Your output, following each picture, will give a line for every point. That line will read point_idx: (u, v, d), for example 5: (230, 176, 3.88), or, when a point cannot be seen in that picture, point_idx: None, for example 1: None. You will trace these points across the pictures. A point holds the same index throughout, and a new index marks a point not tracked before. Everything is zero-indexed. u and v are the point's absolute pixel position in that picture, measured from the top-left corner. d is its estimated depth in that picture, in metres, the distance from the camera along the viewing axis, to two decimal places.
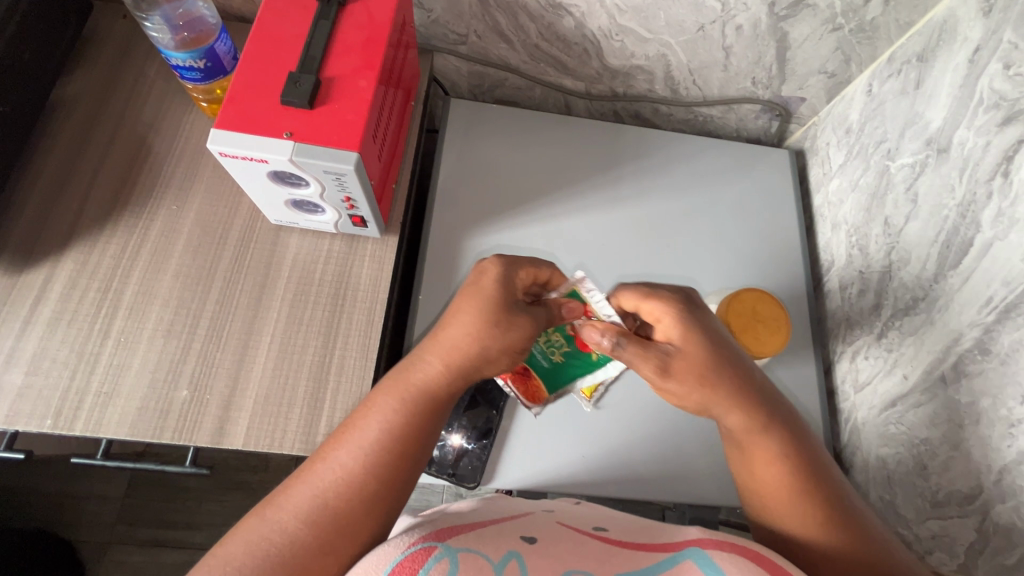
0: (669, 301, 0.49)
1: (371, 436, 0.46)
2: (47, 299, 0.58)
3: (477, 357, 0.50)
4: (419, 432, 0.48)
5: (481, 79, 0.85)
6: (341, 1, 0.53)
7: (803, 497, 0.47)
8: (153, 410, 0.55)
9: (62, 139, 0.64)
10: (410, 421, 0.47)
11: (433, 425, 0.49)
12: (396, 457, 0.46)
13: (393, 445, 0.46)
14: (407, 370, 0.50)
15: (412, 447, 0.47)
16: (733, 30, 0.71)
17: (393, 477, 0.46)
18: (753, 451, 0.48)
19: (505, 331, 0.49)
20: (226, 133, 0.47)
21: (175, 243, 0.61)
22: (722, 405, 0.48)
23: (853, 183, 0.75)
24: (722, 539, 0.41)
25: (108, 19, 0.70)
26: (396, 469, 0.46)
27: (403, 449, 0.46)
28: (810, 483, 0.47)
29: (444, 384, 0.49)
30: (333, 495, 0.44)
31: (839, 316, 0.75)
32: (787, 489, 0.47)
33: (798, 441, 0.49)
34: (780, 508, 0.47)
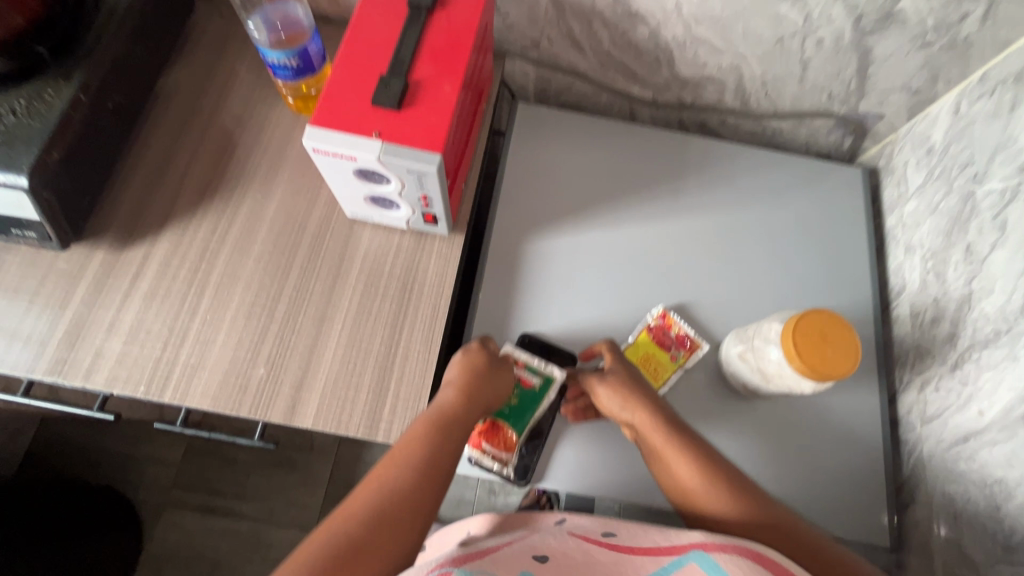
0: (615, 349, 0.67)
1: (407, 452, 0.52)
2: (145, 275, 0.62)
3: (486, 395, 0.60)
4: (450, 449, 0.54)
5: (548, 84, 0.86)
6: (430, 7, 0.55)
7: (725, 484, 0.53)
8: (233, 385, 0.59)
9: (162, 127, 0.69)
10: (440, 441, 0.54)
11: (458, 447, 0.55)
12: (430, 468, 0.51)
13: (433, 454, 0.52)
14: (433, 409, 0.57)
15: (446, 457, 0.53)
16: (814, 44, 0.69)
17: (436, 483, 0.51)
18: (668, 452, 0.57)
19: (496, 373, 0.62)
20: (319, 129, 0.50)
21: (259, 230, 0.65)
22: (647, 415, 0.59)
23: (932, 206, 0.72)
24: (727, 541, 0.42)
25: (206, 17, 0.76)
26: (435, 480, 0.51)
27: (441, 463, 0.52)
28: (728, 472, 0.54)
29: (461, 413, 0.57)
30: (388, 497, 0.48)
31: (907, 343, 0.72)
32: (706, 480, 0.54)
33: (712, 451, 0.57)
34: (711, 491, 0.53)
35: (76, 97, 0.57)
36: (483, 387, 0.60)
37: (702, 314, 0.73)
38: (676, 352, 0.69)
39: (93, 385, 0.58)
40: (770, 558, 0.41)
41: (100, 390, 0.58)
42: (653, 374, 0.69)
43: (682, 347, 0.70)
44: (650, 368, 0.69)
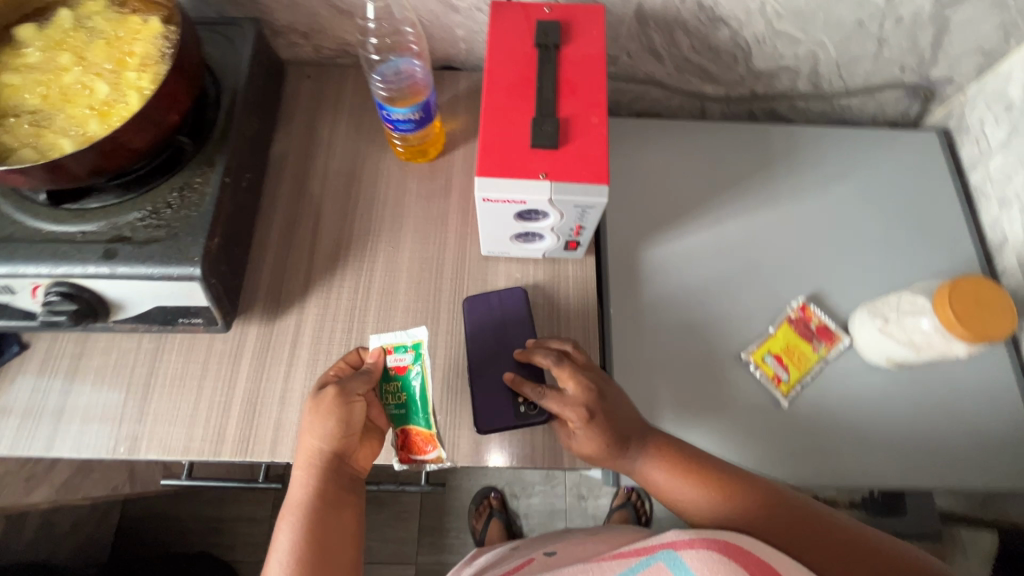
0: (569, 370, 0.56)
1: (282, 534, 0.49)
2: (302, 342, 0.64)
3: (328, 448, 0.53)
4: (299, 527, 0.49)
5: (622, 95, 0.88)
6: (558, 44, 0.57)
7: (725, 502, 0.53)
8: (415, 435, 0.60)
9: (281, 195, 0.71)
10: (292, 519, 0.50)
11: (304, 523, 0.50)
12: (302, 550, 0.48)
13: (306, 541, 0.49)
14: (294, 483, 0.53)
15: (323, 545, 0.49)
16: (893, 21, 0.72)
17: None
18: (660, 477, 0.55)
19: (337, 417, 0.53)
20: (488, 180, 0.51)
21: (399, 281, 0.67)
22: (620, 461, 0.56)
23: (1023, 159, 0.75)
24: (693, 535, 0.45)
25: (297, 82, 0.77)
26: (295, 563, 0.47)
27: (304, 549, 0.48)
28: (723, 482, 0.54)
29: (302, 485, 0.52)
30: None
31: (1022, 293, 0.75)
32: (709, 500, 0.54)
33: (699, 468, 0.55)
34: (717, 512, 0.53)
35: (223, 182, 0.59)
36: (323, 442, 0.53)
37: (823, 295, 0.75)
38: (818, 344, 0.72)
39: (281, 457, 0.59)
40: (738, 546, 0.44)
41: (287, 461, 0.59)
42: (797, 363, 0.71)
43: (823, 338, 0.72)
44: (795, 358, 0.70)
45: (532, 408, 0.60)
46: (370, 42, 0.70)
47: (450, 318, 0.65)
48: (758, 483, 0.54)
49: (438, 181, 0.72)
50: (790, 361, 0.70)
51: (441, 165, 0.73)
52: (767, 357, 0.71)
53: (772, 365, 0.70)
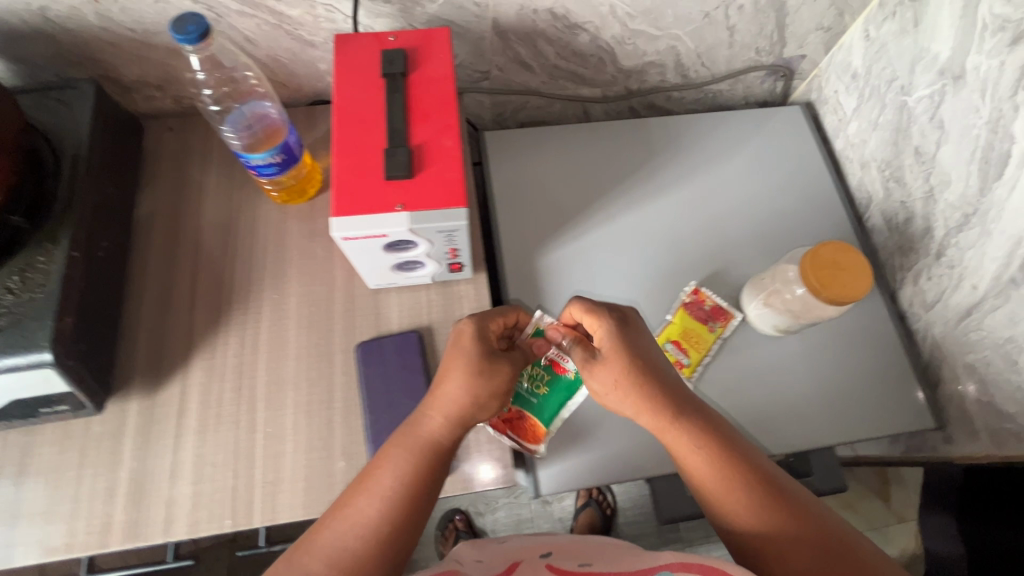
0: (602, 317, 0.59)
1: (384, 480, 0.51)
2: (189, 409, 0.61)
3: (472, 405, 0.55)
4: (420, 480, 0.52)
5: (504, 107, 0.89)
6: (404, 72, 0.57)
7: (740, 489, 0.51)
8: (318, 487, 0.58)
9: (152, 258, 0.67)
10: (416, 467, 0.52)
11: (428, 476, 0.53)
12: (408, 500, 0.50)
13: (411, 492, 0.51)
14: (417, 423, 0.55)
15: (426, 493, 0.52)
16: (736, 11, 0.76)
17: (413, 521, 0.50)
18: (680, 440, 0.55)
19: (494, 379, 0.57)
20: (344, 219, 0.51)
21: (287, 328, 0.65)
22: (635, 406, 0.57)
23: (873, 123, 0.81)
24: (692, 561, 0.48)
25: (157, 135, 0.73)
26: (405, 504, 0.50)
27: (413, 496, 0.51)
28: (739, 467, 0.52)
29: (442, 435, 0.55)
30: (355, 538, 0.47)
31: (891, 246, 0.80)
32: (720, 479, 0.52)
33: (748, 455, 0.54)
34: (724, 501, 0.52)
35: (70, 256, 0.55)
36: (468, 402, 0.55)
37: (715, 275, 0.78)
38: (714, 324, 0.74)
39: (177, 535, 0.56)
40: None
41: (185, 538, 0.56)
42: (696, 345, 0.73)
43: (717, 317, 0.74)
44: (693, 341, 0.73)
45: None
46: (204, 93, 0.61)
47: (346, 360, 0.64)
48: (772, 483, 0.52)
49: (318, 220, 0.71)
50: (688, 346, 0.73)
51: (321, 202, 0.72)
52: (667, 345, 0.73)
53: (672, 352, 0.73)
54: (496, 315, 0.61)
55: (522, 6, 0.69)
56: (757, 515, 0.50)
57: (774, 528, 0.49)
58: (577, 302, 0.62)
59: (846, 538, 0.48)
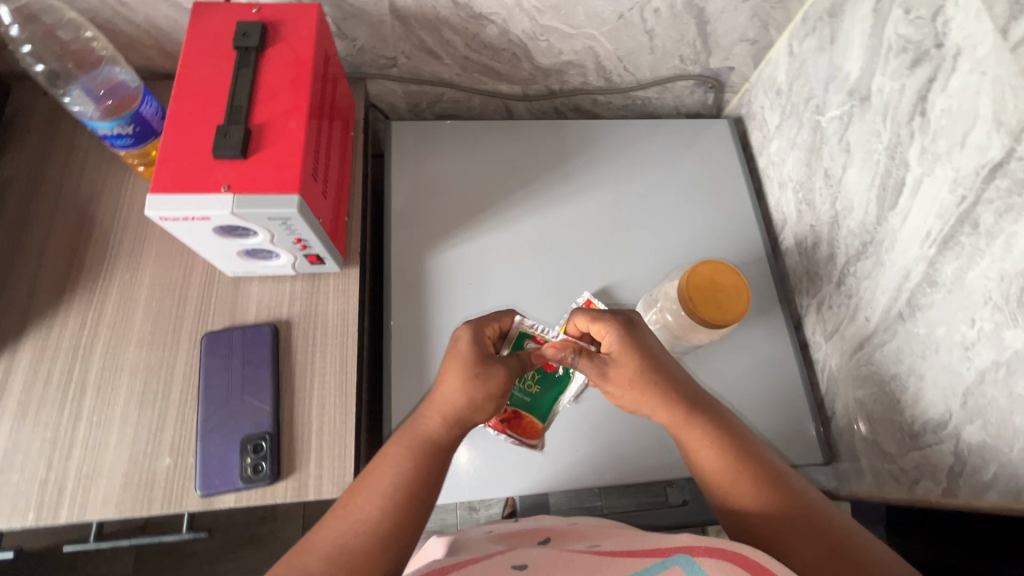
0: (610, 319, 0.55)
1: (383, 484, 0.48)
2: (11, 391, 0.56)
3: (469, 408, 0.53)
4: (420, 482, 0.49)
5: (419, 98, 0.85)
6: (260, 47, 0.53)
7: (757, 484, 0.48)
8: (137, 484, 0.54)
9: (1, 226, 0.63)
10: (413, 468, 0.49)
11: (432, 478, 0.50)
12: (407, 504, 0.47)
13: (409, 496, 0.48)
14: (414, 426, 0.53)
15: (424, 493, 0.49)
16: (652, 14, 0.73)
17: (414, 521, 0.48)
18: (692, 435, 0.51)
19: (493, 382, 0.53)
20: (161, 196, 0.47)
21: (134, 311, 0.61)
22: (653, 405, 0.52)
23: (791, 141, 0.78)
24: (712, 544, 0.40)
25: (27, 96, 0.69)
26: (407, 507, 0.47)
27: (413, 500, 0.48)
28: (747, 458, 0.50)
29: (442, 436, 0.52)
30: (354, 538, 0.45)
31: (799, 271, 0.78)
32: (732, 471, 0.49)
33: (757, 447, 0.51)
34: (740, 496, 0.48)
35: None
36: (466, 402, 0.52)
37: (610, 289, 0.77)
38: None
39: None
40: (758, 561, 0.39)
41: None
42: None
43: None
44: None
45: (259, 469, 0.55)
46: (25, 51, 0.57)
47: (193, 349, 0.60)
48: (779, 476, 0.49)
49: None
50: None
51: None
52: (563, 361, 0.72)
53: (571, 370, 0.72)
54: (491, 320, 0.58)
55: None
56: (766, 505, 0.47)
57: (783, 519, 0.46)
58: (580, 309, 0.57)
59: (853, 538, 0.45)
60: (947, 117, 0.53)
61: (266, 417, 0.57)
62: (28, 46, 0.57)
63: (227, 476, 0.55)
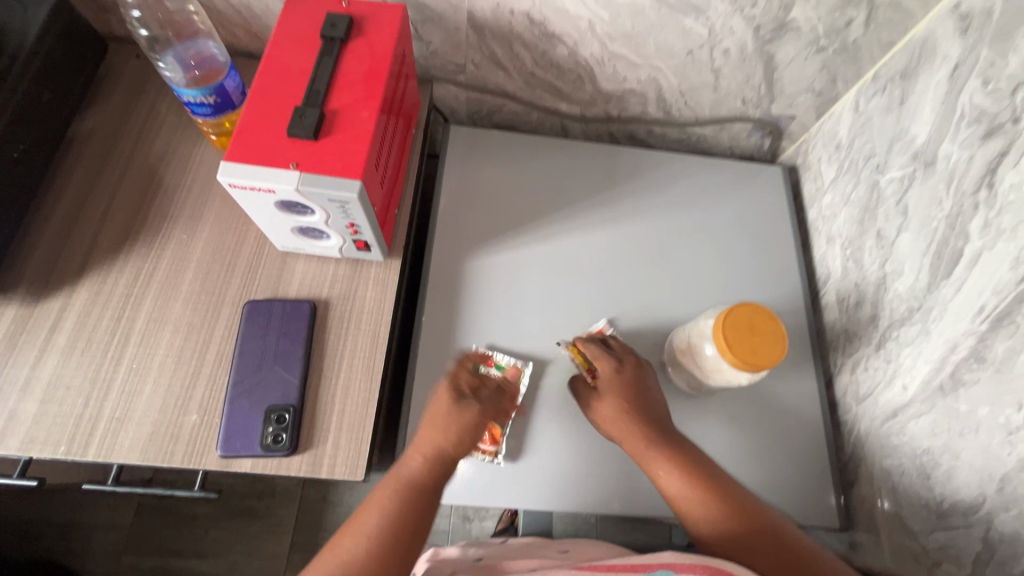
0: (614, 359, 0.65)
1: (367, 523, 0.51)
2: (62, 328, 0.59)
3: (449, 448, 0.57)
4: (403, 515, 0.52)
5: (479, 105, 0.88)
6: (345, 38, 0.56)
7: (709, 500, 0.55)
8: (163, 435, 0.56)
9: (78, 173, 0.67)
10: (396, 504, 0.52)
11: (412, 509, 0.53)
12: (391, 537, 0.50)
13: (390, 529, 0.51)
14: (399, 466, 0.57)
15: (411, 530, 0.51)
16: (721, 53, 0.74)
17: (399, 549, 0.50)
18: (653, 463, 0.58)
19: (463, 422, 0.57)
20: (232, 164, 0.49)
21: (186, 270, 0.64)
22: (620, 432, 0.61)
23: (845, 197, 0.77)
24: (695, 561, 0.44)
25: (121, 58, 0.74)
26: (393, 541, 0.50)
27: (395, 532, 0.50)
28: (713, 482, 0.55)
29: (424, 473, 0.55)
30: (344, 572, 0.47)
31: (837, 328, 0.76)
32: (688, 490, 0.55)
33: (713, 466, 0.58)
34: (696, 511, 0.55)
35: None
36: (445, 440, 0.57)
37: (641, 318, 0.76)
38: None
39: (7, 450, 0.54)
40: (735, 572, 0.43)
41: (15, 454, 0.55)
42: None
43: None
44: None
45: (280, 439, 0.56)
46: (132, 14, 0.60)
47: (234, 314, 0.62)
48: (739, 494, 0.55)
49: None
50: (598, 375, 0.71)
51: None
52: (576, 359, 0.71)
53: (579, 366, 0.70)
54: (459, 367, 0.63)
55: (497, 3, 0.68)
56: (726, 523, 0.53)
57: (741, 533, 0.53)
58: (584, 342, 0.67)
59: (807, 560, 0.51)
60: (1016, 193, 0.52)
61: (293, 390, 0.59)
62: (137, 12, 0.60)
63: (248, 441, 0.56)
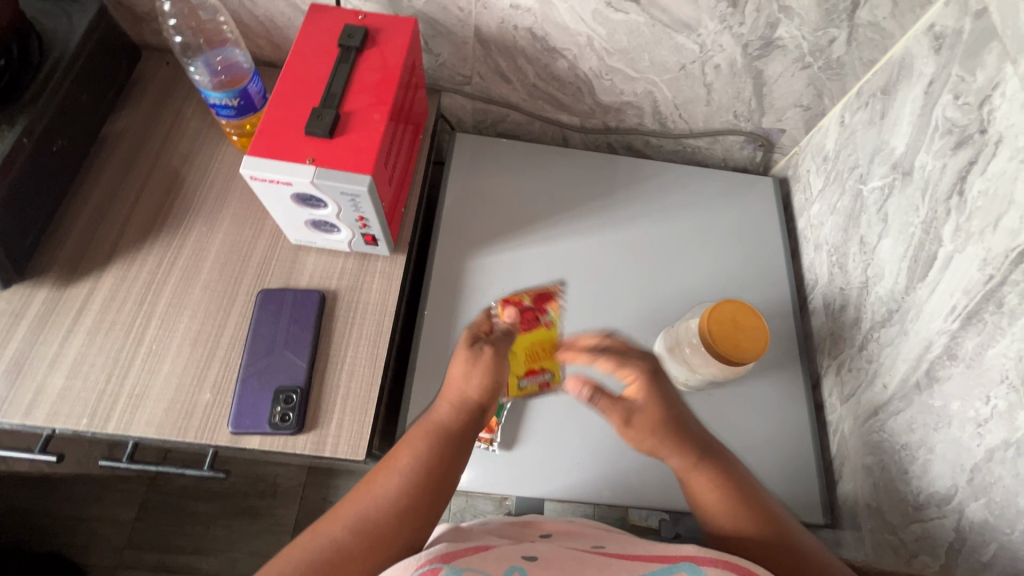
0: (636, 364, 0.56)
1: (401, 467, 0.52)
2: (89, 311, 0.64)
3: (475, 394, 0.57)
4: (433, 464, 0.53)
5: (484, 115, 0.93)
6: (360, 47, 0.61)
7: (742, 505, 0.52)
8: (178, 411, 0.60)
9: (109, 169, 0.72)
10: (427, 452, 0.53)
11: (445, 460, 0.53)
12: (422, 484, 0.51)
13: (421, 475, 0.52)
14: (430, 414, 0.57)
15: (440, 476, 0.53)
16: (712, 69, 0.78)
17: (429, 491, 0.51)
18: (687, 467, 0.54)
19: (485, 365, 0.57)
20: (256, 159, 0.54)
21: (204, 260, 0.68)
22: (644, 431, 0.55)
23: (832, 207, 0.81)
24: (716, 556, 0.42)
25: (152, 65, 0.79)
26: (424, 487, 0.51)
27: (426, 477, 0.52)
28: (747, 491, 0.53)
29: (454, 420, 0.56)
30: (372, 516, 0.49)
31: (824, 331, 0.79)
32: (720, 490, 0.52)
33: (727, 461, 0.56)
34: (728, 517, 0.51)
35: (20, 142, 0.59)
36: (467, 388, 0.57)
37: (634, 318, 0.80)
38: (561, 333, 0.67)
39: (33, 422, 0.58)
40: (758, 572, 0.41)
41: (40, 427, 0.58)
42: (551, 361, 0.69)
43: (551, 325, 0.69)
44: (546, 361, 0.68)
45: (286, 418, 0.60)
46: (170, 23, 0.67)
47: (248, 302, 0.66)
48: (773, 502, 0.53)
49: None
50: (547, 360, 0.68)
51: None
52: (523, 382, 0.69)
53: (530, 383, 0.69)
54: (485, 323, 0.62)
55: (502, 19, 0.73)
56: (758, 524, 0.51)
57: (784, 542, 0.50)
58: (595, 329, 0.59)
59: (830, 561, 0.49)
60: (983, 199, 0.55)
61: (301, 372, 0.62)
62: (174, 21, 0.67)
63: (257, 419, 0.60)
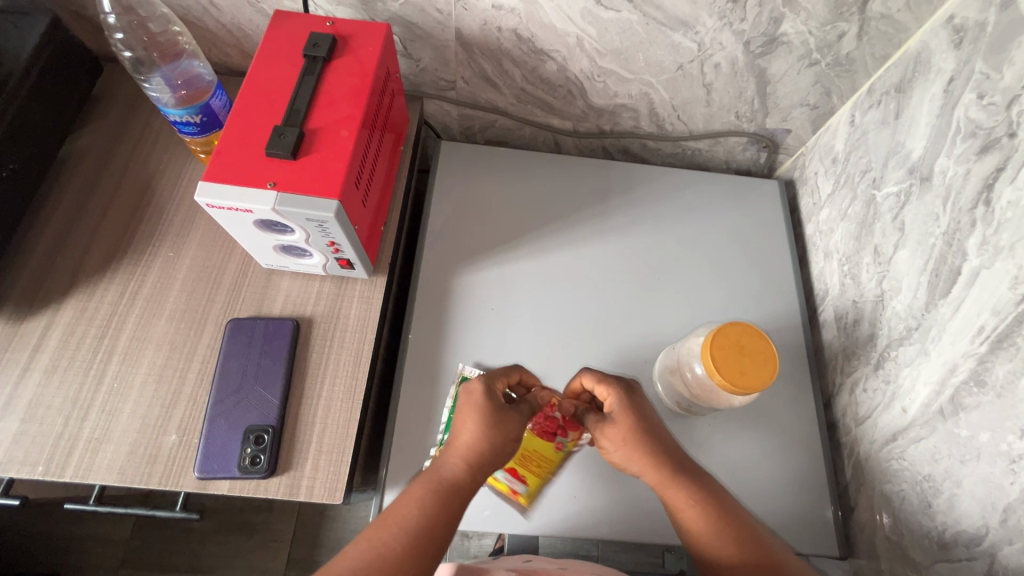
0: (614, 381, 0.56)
1: (403, 521, 0.47)
2: (46, 346, 0.59)
3: (491, 455, 0.53)
4: (440, 522, 0.48)
5: (471, 121, 0.88)
6: (327, 57, 0.56)
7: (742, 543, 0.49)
8: (141, 455, 0.56)
9: (69, 191, 0.68)
10: (434, 509, 0.49)
11: (453, 520, 0.49)
12: (427, 541, 0.47)
13: (426, 531, 0.47)
14: (433, 467, 0.53)
15: (444, 533, 0.48)
16: (712, 68, 0.73)
17: (434, 550, 0.47)
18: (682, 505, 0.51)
19: (510, 431, 0.54)
20: (210, 185, 0.49)
21: (171, 287, 0.64)
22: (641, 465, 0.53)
23: (842, 212, 0.76)
24: None
25: (115, 78, 0.75)
26: (430, 543, 0.47)
27: (433, 533, 0.47)
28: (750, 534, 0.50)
29: (465, 479, 0.52)
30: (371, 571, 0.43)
31: (836, 347, 0.74)
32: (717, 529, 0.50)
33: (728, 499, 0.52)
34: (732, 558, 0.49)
35: None
36: (481, 447, 0.52)
37: (632, 336, 0.75)
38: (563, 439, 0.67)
39: None
40: None
41: None
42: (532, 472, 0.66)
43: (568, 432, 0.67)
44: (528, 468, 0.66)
45: (257, 461, 0.56)
46: (115, 38, 0.61)
47: (217, 333, 0.62)
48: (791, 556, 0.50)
49: None
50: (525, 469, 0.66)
51: None
52: (500, 473, 0.66)
53: (506, 481, 0.66)
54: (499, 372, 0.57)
55: (484, 21, 0.68)
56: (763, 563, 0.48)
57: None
58: (588, 370, 0.57)
59: None
60: (1013, 211, 0.50)
61: (273, 411, 0.58)
62: (121, 34, 0.61)
63: (226, 462, 0.56)
